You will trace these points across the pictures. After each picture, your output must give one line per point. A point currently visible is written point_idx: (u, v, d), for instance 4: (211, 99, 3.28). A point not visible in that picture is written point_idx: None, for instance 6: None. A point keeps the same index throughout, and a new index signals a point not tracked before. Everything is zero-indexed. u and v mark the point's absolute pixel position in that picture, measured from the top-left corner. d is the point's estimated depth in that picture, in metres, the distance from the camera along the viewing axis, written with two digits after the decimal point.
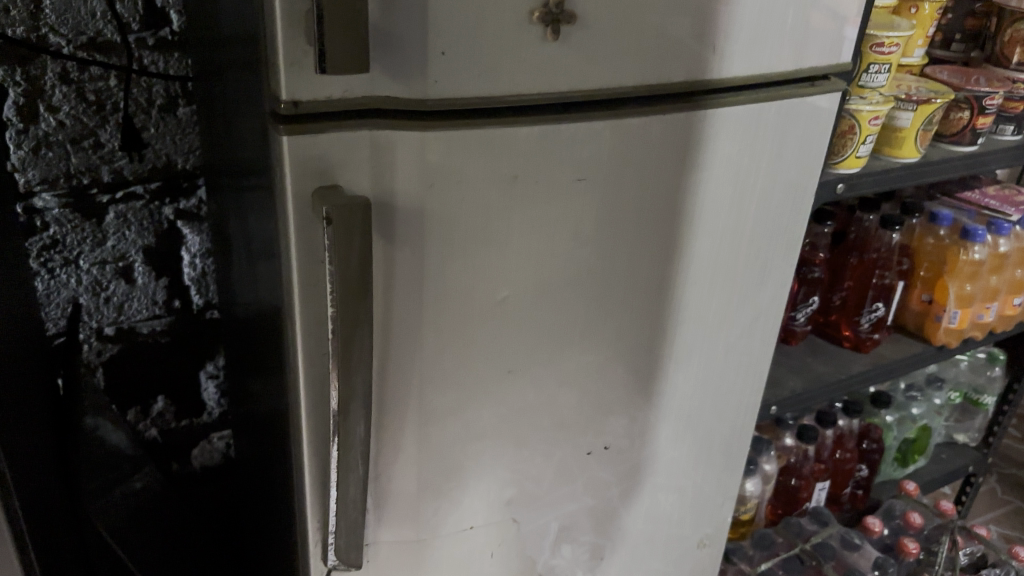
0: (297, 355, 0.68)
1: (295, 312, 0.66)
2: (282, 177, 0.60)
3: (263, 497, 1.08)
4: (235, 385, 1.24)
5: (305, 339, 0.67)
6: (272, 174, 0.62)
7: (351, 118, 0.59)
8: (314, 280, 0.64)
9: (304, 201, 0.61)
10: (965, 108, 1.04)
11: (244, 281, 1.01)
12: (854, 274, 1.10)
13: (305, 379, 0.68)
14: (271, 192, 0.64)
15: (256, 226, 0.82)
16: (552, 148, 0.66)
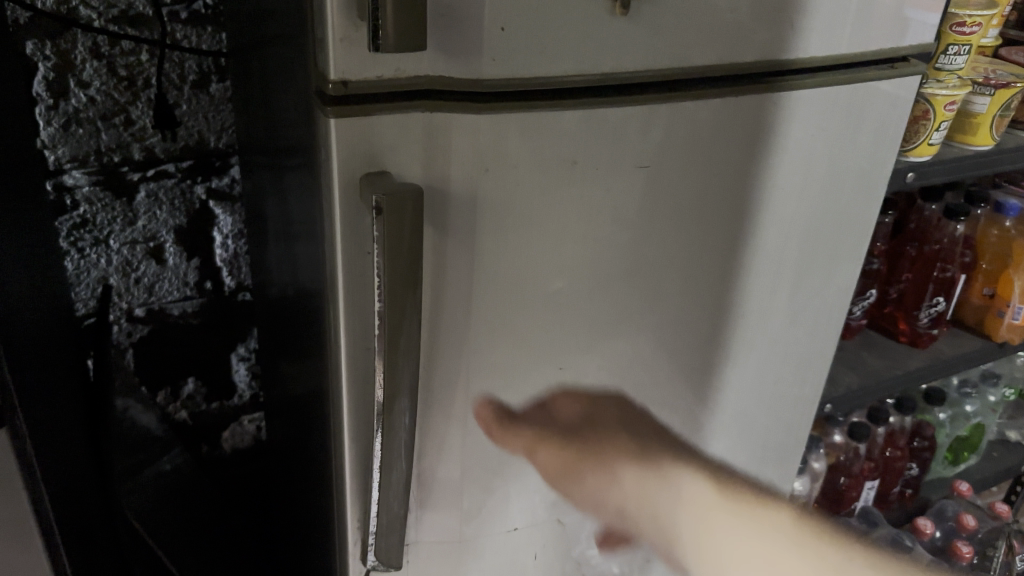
0: (339, 348, 0.64)
1: (338, 304, 0.62)
2: (328, 161, 0.56)
3: (297, 485, 1.05)
4: (268, 369, 1.21)
5: (349, 332, 0.63)
6: (317, 157, 0.58)
7: (403, 99, 0.55)
8: (359, 270, 0.61)
9: (351, 188, 0.57)
10: None
11: (281, 263, 0.97)
12: (915, 265, 1.05)
13: (348, 373, 0.65)
14: (314, 176, 0.61)
15: (296, 207, 0.79)
16: (615, 132, 0.62)
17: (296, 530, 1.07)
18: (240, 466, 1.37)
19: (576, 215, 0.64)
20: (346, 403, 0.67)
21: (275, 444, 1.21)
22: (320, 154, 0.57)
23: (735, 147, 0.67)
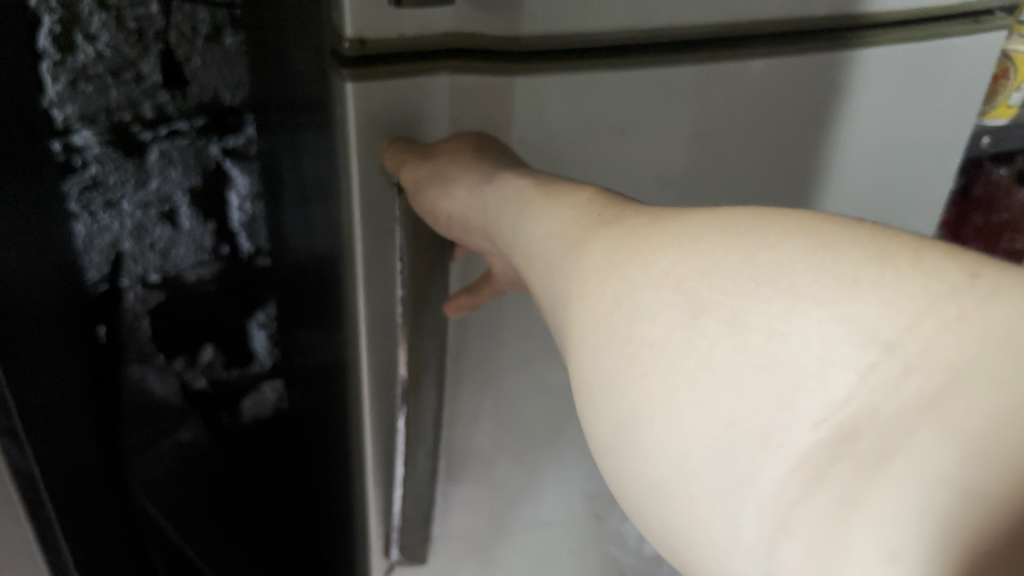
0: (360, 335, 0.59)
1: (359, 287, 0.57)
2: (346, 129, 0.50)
3: (316, 462, 1.02)
4: (286, 336, 1.17)
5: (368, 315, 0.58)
6: (333, 126, 0.51)
7: (428, 59, 0.49)
8: (381, 249, 0.55)
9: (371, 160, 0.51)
10: None
11: (297, 229, 0.91)
12: (980, 235, 0.97)
13: (369, 360, 0.60)
14: (330, 146, 0.54)
15: (313, 169, 0.72)
16: (665, 95, 0.54)
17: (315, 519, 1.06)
18: (266, 435, 1.32)
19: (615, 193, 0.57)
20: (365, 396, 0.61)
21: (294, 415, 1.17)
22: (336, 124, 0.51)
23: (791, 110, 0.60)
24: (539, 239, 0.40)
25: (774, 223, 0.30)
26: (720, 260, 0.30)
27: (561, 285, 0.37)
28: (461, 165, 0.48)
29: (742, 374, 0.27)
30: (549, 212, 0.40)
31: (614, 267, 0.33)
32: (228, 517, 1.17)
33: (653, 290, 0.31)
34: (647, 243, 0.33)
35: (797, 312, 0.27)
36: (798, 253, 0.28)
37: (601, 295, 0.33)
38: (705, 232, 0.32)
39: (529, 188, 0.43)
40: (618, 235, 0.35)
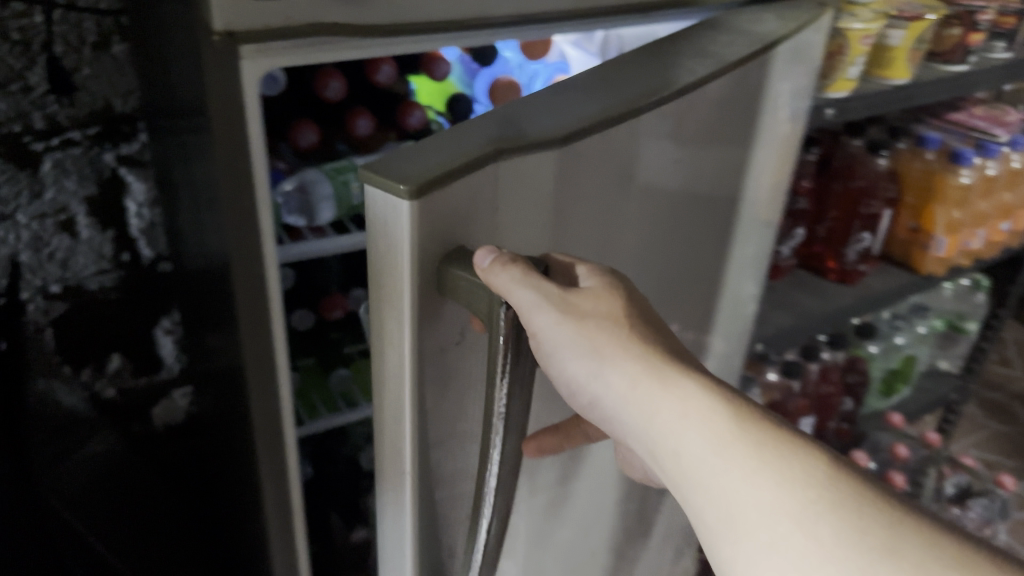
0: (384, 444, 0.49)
1: None
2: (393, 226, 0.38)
3: (229, 456, 1.05)
4: (192, 340, 1.18)
5: (391, 431, 0.46)
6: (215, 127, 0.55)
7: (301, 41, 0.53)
8: None
9: None
10: (957, 24, 0.89)
11: (192, 232, 0.93)
12: (841, 202, 1.05)
13: None
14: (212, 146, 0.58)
15: (198, 170, 0.74)
16: (649, 132, 0.51)
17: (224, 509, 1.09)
18: (178, 443, 1.32)
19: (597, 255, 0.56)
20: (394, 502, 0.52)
21: (205, 417, 1.19)
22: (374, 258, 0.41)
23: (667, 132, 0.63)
24: (620, 363, 0.44)
25: (842, 482, 0.39)
26: (802, 487, 0.39)
27: (640, 403, 0.44)
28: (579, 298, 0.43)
29: (804, 552, 0.37)
30: (632, 359, 0.44)
31: (713, 429, 0.41)
32: (150, 521, 1.17)
33: (740, 470, 0.40)
34: (747, 429, 0.41)
35: (868, 554, 0.36)
36: (729, 430, 0.41)
37: (696, 442, 0.42)
38: (790, 459, 0.40)
39: (609, 324, 0.44)
40: (734, 412, 0.42)
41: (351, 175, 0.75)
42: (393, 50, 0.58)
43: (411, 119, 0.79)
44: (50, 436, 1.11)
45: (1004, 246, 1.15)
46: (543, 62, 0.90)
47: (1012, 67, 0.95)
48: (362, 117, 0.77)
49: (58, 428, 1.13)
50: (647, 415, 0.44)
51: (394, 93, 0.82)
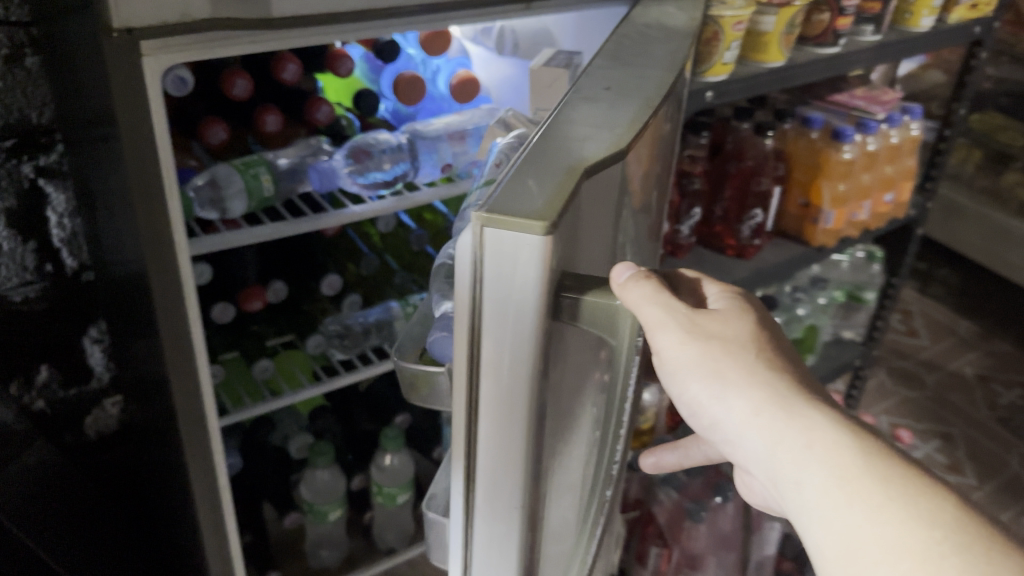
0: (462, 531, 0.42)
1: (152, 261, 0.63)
2: (515, 276, 0.34)
3: (168, 464, 1.04)
4: (122, 351, 1.15)
5: (498, 507, 0.40)
6: (123, 123, 0.57)
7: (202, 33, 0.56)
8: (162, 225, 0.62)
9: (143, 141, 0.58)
10: (825, 9, 0.96)
11: (109, 240, 0.93)
12: (734, 182, 1.12)
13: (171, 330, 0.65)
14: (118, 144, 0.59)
15: (103, 175, 0.76)
16: (646, 133, 0.49)
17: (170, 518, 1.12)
18: (108, 449, 1.30)
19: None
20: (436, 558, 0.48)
21: (138, 425, 1.18)
22: (474, 315, 0.35)
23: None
24: (745, 391, 0.37)
25: (984, 549, 0.31)
26: (931, 542, 0.31)
27: (767, 433, 0.36)
28: (698, 317, 0.39)
29: None
30: (749, 384, 0.37)
31: (841, 476, 0.34)
32: (92, 532, 1.18)
33: (861, 517, 0.33)
34: (877, 476, 0.34)
35: None
36: (858, 463, 0.34)
37: (821, 487, 0.35)
38: (917, 506, 0.33)
39: (732, 347, 0.39)
40: (859, 454, 0.35)
41: (260, 168, 0.79)
42: (297, 38, 0.62)
43: (318, 114, 0.83)
44: None
45: (889, 216, 1.24)
46: (447, 58, 0.95)
47: (879, 50, 1.03)
48: (269, 114, 0.80)
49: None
50: (772, 443, 0.36)
51: (303, 91, 0.86)
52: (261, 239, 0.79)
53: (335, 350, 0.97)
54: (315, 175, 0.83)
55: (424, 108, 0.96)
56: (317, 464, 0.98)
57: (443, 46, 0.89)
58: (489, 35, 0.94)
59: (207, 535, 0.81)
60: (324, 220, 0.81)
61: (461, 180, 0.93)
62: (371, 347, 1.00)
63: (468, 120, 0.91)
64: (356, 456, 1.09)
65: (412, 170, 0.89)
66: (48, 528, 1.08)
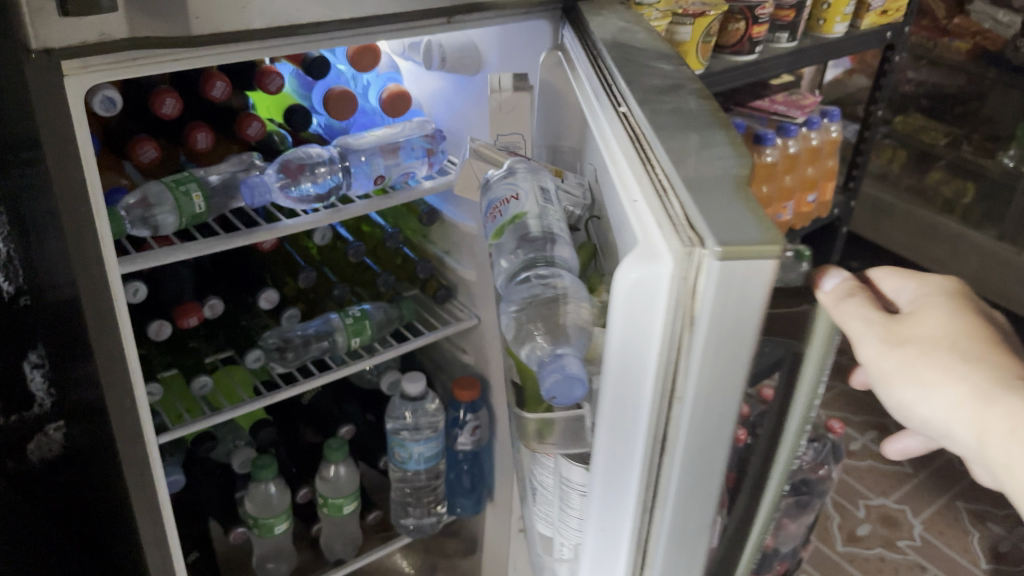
0: (637, 531, 0.50)
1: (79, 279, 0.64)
2: (740, 301, 0.40)
3: (118, 496, 1.00)
4: (64, 377, 1.10)
5: (695, 513, 0.47)
6: (47, 143, 0.58)
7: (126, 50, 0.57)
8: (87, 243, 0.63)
9: (66, 161, 0.59)
10: (740, 19, 1.00)
11: (43, 264, 0.90)
12: None
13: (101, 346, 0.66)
14: (44, 166, 0.60)
15: (29, 197, 0.75)
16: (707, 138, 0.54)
17: (125, 547, 1.07)
18: (52, 475, 1.24)
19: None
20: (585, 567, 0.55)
21: (84, 452, 1.13)
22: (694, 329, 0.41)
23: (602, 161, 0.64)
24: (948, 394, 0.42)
25: None
26: None
27: (976, 426, 0.41)
28: (908, 327, 0.45)
29: None
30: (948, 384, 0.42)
31: None
32: None
33: None
34: None
35: None
36: None
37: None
38: None
39: (941, 338, 0.44)
40: None
41: (192, 185, 0.79)
42: (215, 59, 0.64)
43: (249, 131, 0.84)
44: None
45: (813, 215, 1.28)
46: (376, 73, 0.98)
47: (794, 56, 1.07)
48: (199, 132, 0.81)
49: None
50: (980, 432, 0.41)
51: (232, 107, 0.89)
52: (193, 254, 0.80)
53: (274, 363, 0.98)
54: (246, 190, 0.84)
55: (356, 122, 0.98)
56: (260, 478, 0.98)
57: (371, 61, 0.91)
58: (418, 50, 0.95)
59: (150, 554, 0.81)
60: (257, 233, 0.83)
61: (394, 190, 0.96)
62: (313, 359, 1.01)
63: (399, 133, 0.95)
64: (300, 468, 1.10)
65: (345, 182, 0.91)
66: None
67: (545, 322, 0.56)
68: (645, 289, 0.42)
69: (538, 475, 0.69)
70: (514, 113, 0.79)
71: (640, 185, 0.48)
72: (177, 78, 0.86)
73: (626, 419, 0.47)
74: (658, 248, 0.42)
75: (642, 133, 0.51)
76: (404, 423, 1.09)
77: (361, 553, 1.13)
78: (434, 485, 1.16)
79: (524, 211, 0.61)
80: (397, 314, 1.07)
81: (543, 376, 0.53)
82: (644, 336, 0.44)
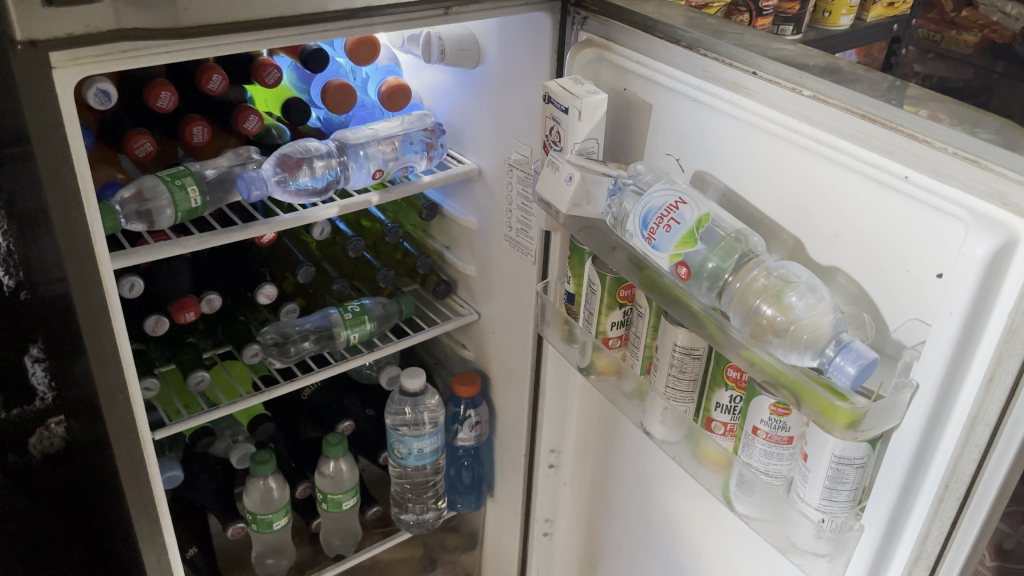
0: (952, 478, 0.51)
1: (69, 276, 0.63)
2: None
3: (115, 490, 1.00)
4: (63, 371, 1.10)
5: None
6: (34, 136, 0.57)
7: (112, 39, 0.56)
8: (76, 238, 0.62)
9: (54, 155, 0.58)
10: (744, 11, 0.98)
11: (39, 259, 0.89)
12: None
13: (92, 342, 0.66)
14: (33, 160, 0.59)
15: (22, 192, 0.75)
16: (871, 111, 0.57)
17: (125, 541, 1.06)
18: (54, 469, 1.23)
19: (871, 282, 0.55)
20: (878, 520, 0.56)
21: (85, 445, 1.13)
22: None
23: (714, 146, 0.65)
24: None
25: None
26: None
27: None
28: None
29: None
30: None
31: None
32: None
33: None
34: None
35: None
36: None
37: None
38: None
39: None
40: None
41: (188, 179, 0.78)
42: (210, 49, 0.63)
43: (246, 124, 0.83)
44: None
45: None
46: (375, 67, 0.97)
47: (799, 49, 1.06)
48: (196, 126, 0.80)
49: None
50: None
51: (229, 100, 0.88)
52: (190, 249, 0.79)
53: (273, 359, 0.97)
54: (241, 185, 0.81)
55: (355, 115, 0.97)
56: (259, 474, 0.97)
57: (369, 54, 0.90)
58: (417, 42, 0.94)
59: (146, 551, 0.81)
60: (255, 227, 0.82)
61: (393, 184, 0.95)
62: (309, 356, 1.00)
63: (398, 127, 0.94)
64: (299, 464, 1.09)
65: (341, 177, 0.90)
66: None
67: (768, 296, 0.59)
68: (1003, 260, 0.44)
69: (759, 465, 0.64)
70: (591, 120, 0.70)
71: (899, 162, 0.50)
72: (172, 71, 0.85)
73: (961, 379, 0.48)
74: (1002, 218, 0.44)
75: (862, 110, 0.52)
76: (404, 419, 1.09)
77: (361, 549, 1.13)
78: (434, 480, 1.16)
79: (708, 210, 0.61)
80: (395, 309, 1.06)
81: (841, 370, 0.52)
82: (993, 305, 0.46)
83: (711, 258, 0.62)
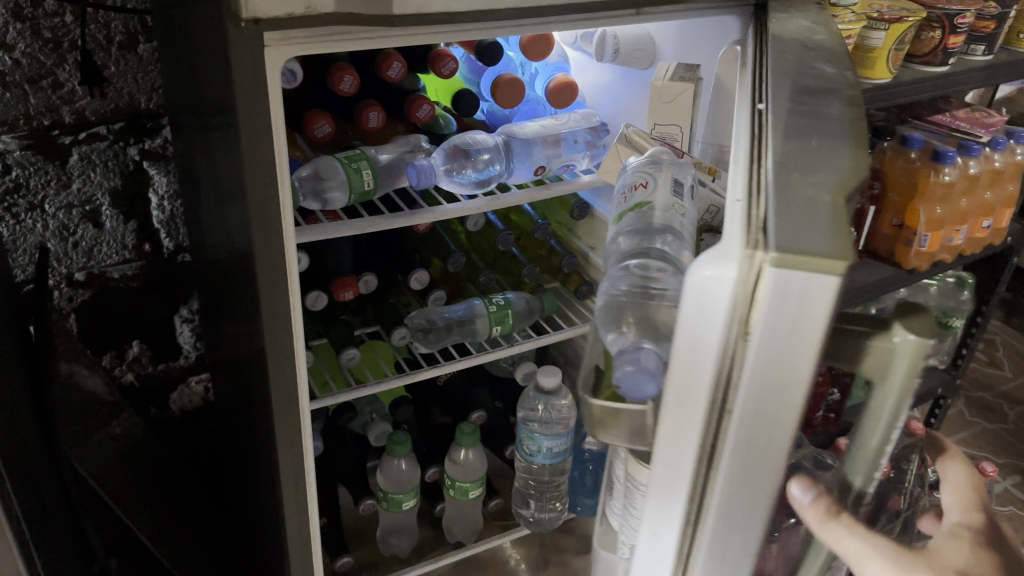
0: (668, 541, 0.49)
1: (255, 249, 0.66)
2: (800, 314, 0.38)
3: (252, 446, 1.04)
4: (213, 334, 1.14)
5: (735, 528, 0.45)
6: (240, 111, 0.59)
7: (324, 22, 0.57)
8: (264, 213, 0.64)
9: (256, 134, 0.60)
10: (937, 27, 0.93)
11: (212, 224, 0.93)
12: None
13: (267, 312, 0.69)
14: (237, 134, 0.62)
15: (211, 160, 0.78)
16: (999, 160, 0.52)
17: (255, 500, 1.09)
18: (189, 427, 1.30)
19: None
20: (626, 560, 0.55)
21: (225, 404, 1.17)
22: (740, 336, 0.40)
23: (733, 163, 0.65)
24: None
25: None
26: None
27: None
28: None
29: None
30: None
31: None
32: (185, 502, 1.15)
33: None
34: None
35: None
36: None
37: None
38: None
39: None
40: None
41: (363, 162, 0.80)
42: (406, 38, 0.64)
43: (419, 113, 0.84)
44: (81, 410, 0.96)
45: (986, 240, 1.23)
46: (545, 63, 0.98)
47: (989, 72, 1.00)
48: (372, 111, 0.81)
49: (89, 403, 1.00)
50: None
51: (404, 89, 0.89)
52: (358, 230, 0.81)
53: (418, 344, 0.98)
54: (412, 172, 0.84)
55: (519, 110, 0.98)
56: (395, 454, 0.99)
57: (543, 50, 0.90)
58: (590, 41, 0.94)
59: (290, 519, 0.83)
60: (419, 216, 0.83)
61: (550, 182, 0.95)
62: (453, 344, 1.01)
63: (563, 125, 0.93)
64: (430, 448, 1.11)
65: (504, 171, 0.90)
66: (135, 488, 1.04)
67: (632, 285, 0.63)
68: (706, 295, 0.41)
69: None
70: (675, 103, 0.84)
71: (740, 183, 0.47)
72: (355, 56, 0.87)
73: (677, 436, 0.46)
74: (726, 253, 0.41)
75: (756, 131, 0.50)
76: (535, 414, 1.09)
77: (479, 538, 1.14)
78: (558, 481, 1.14)
79: (649, 199, 0.68)
80: (538, 305, 1.06)
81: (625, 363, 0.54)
82: (699, 347, 0.43)
83: (633, 238, 0.66)
